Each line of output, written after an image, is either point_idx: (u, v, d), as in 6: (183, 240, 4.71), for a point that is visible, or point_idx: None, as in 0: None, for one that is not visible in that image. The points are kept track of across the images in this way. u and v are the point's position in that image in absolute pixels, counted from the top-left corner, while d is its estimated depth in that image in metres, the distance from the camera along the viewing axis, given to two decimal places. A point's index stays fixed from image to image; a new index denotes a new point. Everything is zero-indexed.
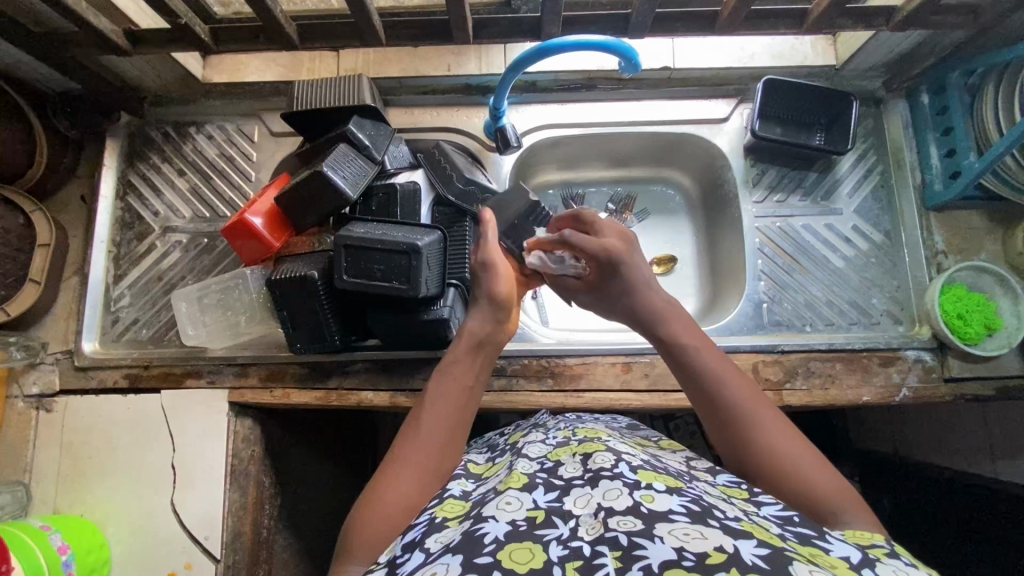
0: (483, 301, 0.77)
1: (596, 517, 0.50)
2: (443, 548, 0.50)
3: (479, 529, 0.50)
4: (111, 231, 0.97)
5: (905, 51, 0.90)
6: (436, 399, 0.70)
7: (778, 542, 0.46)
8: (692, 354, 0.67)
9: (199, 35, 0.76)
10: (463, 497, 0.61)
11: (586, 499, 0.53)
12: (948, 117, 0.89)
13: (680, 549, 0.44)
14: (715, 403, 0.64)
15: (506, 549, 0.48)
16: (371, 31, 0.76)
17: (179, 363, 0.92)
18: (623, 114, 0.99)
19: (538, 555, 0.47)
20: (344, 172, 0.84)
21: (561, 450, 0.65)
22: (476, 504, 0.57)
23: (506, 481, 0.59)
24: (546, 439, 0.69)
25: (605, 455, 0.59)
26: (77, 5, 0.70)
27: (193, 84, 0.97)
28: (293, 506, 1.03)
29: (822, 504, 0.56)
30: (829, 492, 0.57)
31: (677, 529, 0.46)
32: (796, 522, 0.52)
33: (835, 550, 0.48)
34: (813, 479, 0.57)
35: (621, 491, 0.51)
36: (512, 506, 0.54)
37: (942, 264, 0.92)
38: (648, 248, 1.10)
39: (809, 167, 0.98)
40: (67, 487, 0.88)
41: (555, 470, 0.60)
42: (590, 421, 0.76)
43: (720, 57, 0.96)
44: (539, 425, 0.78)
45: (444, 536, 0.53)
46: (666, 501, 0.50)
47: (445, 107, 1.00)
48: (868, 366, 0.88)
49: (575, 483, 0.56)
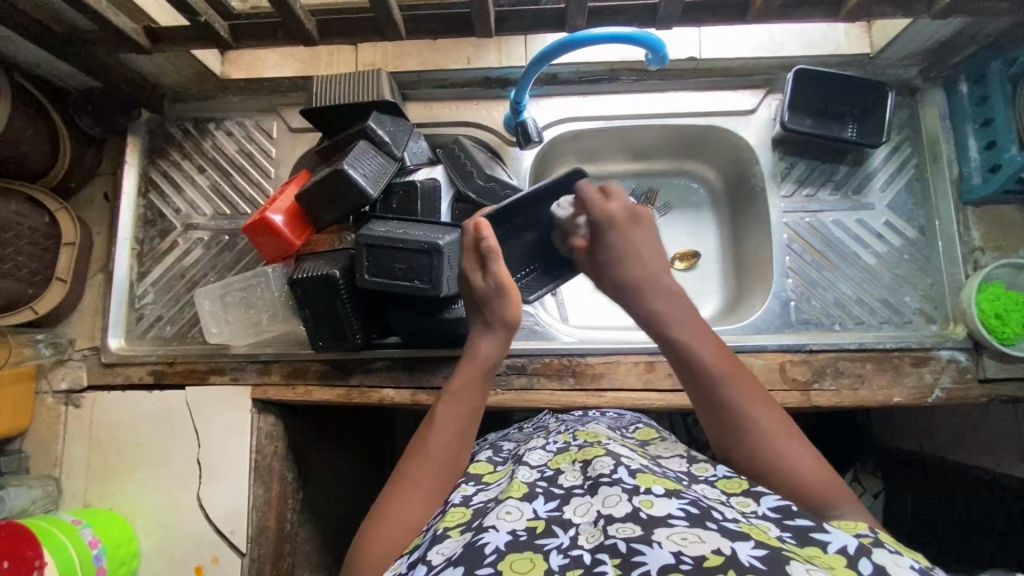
0: (495, 328, 0.74)
1: (596, 525, 0.49)
2: (445, 561, 0.49)
3: (480, 539, 0.50)
4: (134, 228, 0.98)
5: (944, 39, 0.86)
6: (448, 413, 0.67)
7: (776, 542, 0.45)
8: (685, 346, 0.65)
9: (218, 33, 0.75)
10: (462, 504, 0.61)
11: (586, 507, 0.52)
12: (988, 108, 0.85)
13: (677, 553, 0.43)
14: (705, 392, 0.63)
15: (507, 559, 0.47)
16: (391, 24, 0.75)
17: (203, 360, 0.92)
18: (648, 106, 0.96)
19: (539, 564, 0.46)
20: (365, 169, 0.83)
21: (561, 457, 0.63)
22: (478, 514, 0.57)
23: (507, 491, 0.58)
24: (546, 445, 0.68)
25: (604, 460, 0.57)
26: (96, 3, 0.70)
27: (211, 80, 0.96)
28: (316, 501, 1.04)
29: (818, 495, 0.57)
30: (818, 483, 0.57)
31: (675, 533, 0.45)
32: (794, 514, 0.51)
33: (832, 542, 0.47)
34: (806, 471, 0.58)
35: (619, 497, 0.50)
36: (512, 515, 0.53)
37: (979, 261, 0.89)
38: (670, 243, 1.07)
39: (840, 160, 0.95)
40: (97, 481, 0.90)
41: (555, 478, 0.59)
42: (590, 421, 0.75)
43: (747, 47, 0.93)
44: (543, 430, 0.77)
45: (446, 547, 0.52)
46: (666, 505, 0.49)
47: (463, 101, 0.98)
48: (899, 366, 0.85)
49: (575, 491, 0.55)
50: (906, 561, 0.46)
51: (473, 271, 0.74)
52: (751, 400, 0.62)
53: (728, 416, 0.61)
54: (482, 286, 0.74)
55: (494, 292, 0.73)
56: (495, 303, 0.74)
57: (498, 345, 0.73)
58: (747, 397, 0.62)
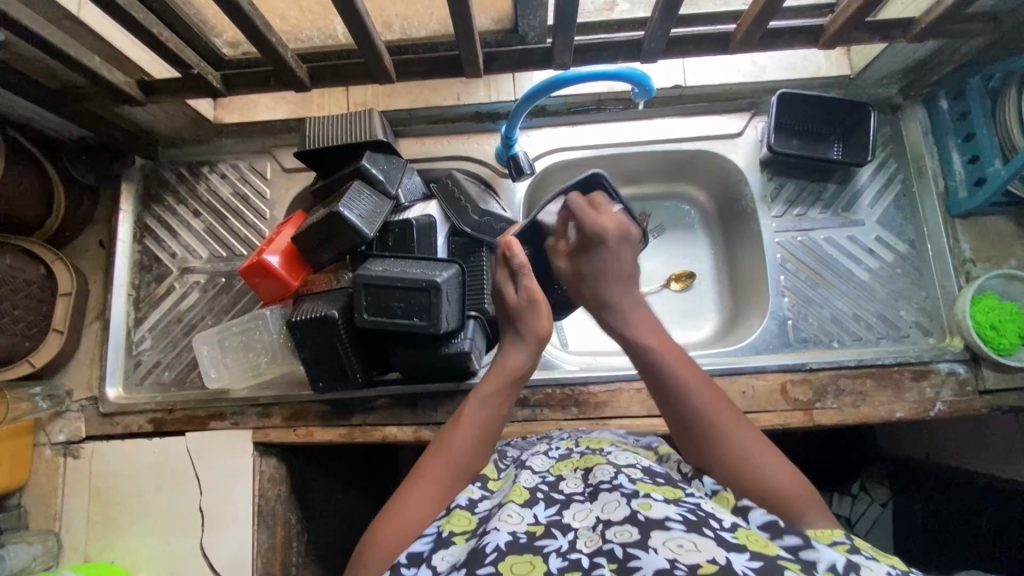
0: (528, 339, 0.72)
1: (594, 530, 0.49)
2: (450, 568, 0.49)
3: (481, 540, 0.49)
4: (129, 274, 0.98)
5: (921, 58, 0.88)
6: (471, 417, 0.67)
7: (773, 550, 0.44)
8: (659, 354, 0.66)
9: (211, 84, 0.77)
10: (467, 508, 0.59)
11: (585, 513, 0.51)
12: (968, 123, 0.87)
13: (673, 559, 0.42)
14: (677, 400, 0.63)
15: (507, 560, 0.46)
16: (381, 68, 0.76)
17: (203, 406, 0.92)
18: (636, 134, 0.98)
19: (538, 565, 0.46)
20: (359, 209, 0.83)
21: (563, 463, 0.62)
22: (481, 521, 0.55)
23: (507, 495, 0.56)
24: (549, 451, 0.66)
25: (604, 469, 0.56)
26: (89, 61, 0.71)
27: (204, 125, 0.97)
28: (321, 541, 1.03)
29: (787, 501, 0.56)
30: (785, 487, 0.56)
31: (672, 538, 0.44)
32: (782, 530, 0.49)
33: (822, 560, 0.45)
34: (774, 476, 0.57)
35: (618, 502, 0.50)
36: (513, 518, 0.51)
37: (970, 273, 0.90)
38: (665, 265, 1.08)
39: (828, 179, 0.96)
40: (98, 533, 0.88)
41: (556, 483, 0.58)
42: (594, 432, 0.74)
43: (730, 74, 0.95)
44: (546, 438, 0.75)
45: (450, 554, 0.52)
46: (664, 509, 0.48)
47: (455, 136, 0.99)
48: (899, 382, 0.86)
49: (575, 498, 0.54)
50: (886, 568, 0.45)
51: (503, 283, 0.74)
52: (721, 405, 0.62)
53: (693, 422, 0.62)
54: (514, 298, 0.73)
55: (527, 305, 0.72)
56: (526, 315, 0.72)
57: (528, 358, 0.72)
58: (709, 403, 0.62)
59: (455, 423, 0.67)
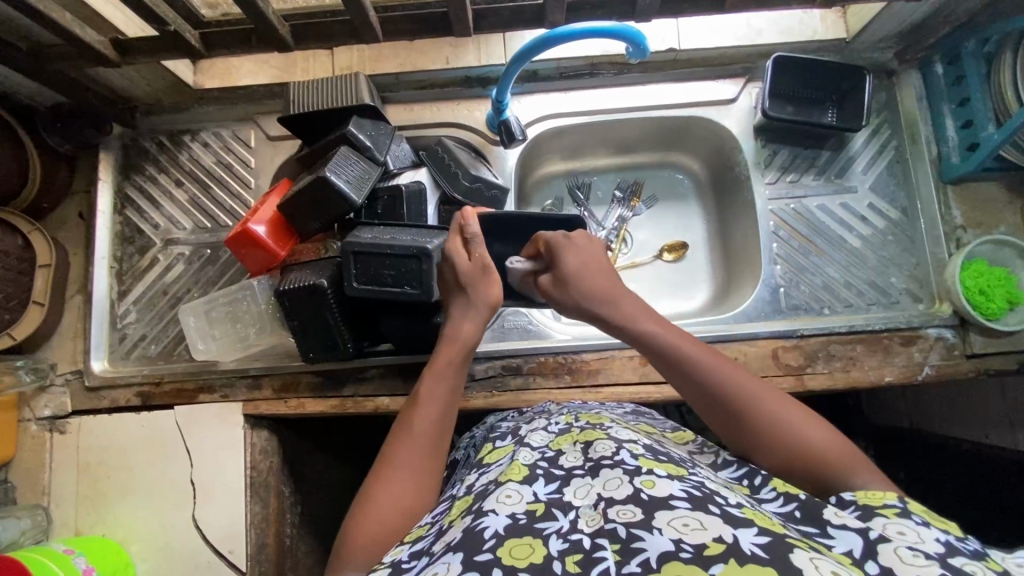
0: (478, 306, 0.73)
1: (596, 508, 0.48)
2: (445, 548, 0.47)
3: (479, 523, 0.48)
4: (111, 247, 0.95)
5: (917, 21, 0.86)
6: (429, 394, 0.66)
7: (782, 528, 0.43)
8: (662, 341, 0.64)
9: (189, 42, 0.74)
10: (467, 491, 0.57)
11: (586, 489, 0.51)
12: (963, 87, 0.86)
13: (678, 540, 0.42)
14: (703, 390, 0.60)
15: (506, 544, 0.46)
16: (367, 26, 0.73)
17: (191, 378, 0.90)
18: (631, 99, 0.96)
19: (538, 550, 0.45)
20: (347, 175, 0.81)
21: (563, 438, 0.61)
22: (478, 498, 0.54)
23: (506, 473, 0.56)
24: (548, 426, 0.66)
25: (605, 443, 0.55)
26: (62, 19, 0.68)
27: (184, 91, 0.94)
28: (313, 512, 1.03)
29: (827, 461, 0.54)
30: (822, 448, 0.54)
31: (676, 518, 0.44)
32: (799, 520, 0.47)
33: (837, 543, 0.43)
34: (809, 438, 0.55)
35: (621, 480, 0.49)
36: (512, 499, 0.51)
37: (961, 239, 0.90)
38: (658, 236, 1.07)
39: (821, 145, 0.96)
40: (87, 508, 0.87)
41: (556, 458, 0.57)
42: (596, 406, 0.72)
43: (722, 39, 0.92)
44: (544, 411, 0.74)
45: (448, 535, 0.49)
46: (667, 487, 0.47)
47: (443, 102, 0.97)
48: (889, 347, 0.86)
49: (575, 473, 0.54)
50: (934, 535, 0.42)
51: (457, 251, 0.73)
52: (742, 376, 0.60)
53: (719, 399, 0.59)
54: (468, 266, 0.73)
55: (479, 271, 0.73)
56: (479, 283, 0.73)
57: (478, 326, 0.72)
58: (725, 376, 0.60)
59: (416, 401, 0.66)
